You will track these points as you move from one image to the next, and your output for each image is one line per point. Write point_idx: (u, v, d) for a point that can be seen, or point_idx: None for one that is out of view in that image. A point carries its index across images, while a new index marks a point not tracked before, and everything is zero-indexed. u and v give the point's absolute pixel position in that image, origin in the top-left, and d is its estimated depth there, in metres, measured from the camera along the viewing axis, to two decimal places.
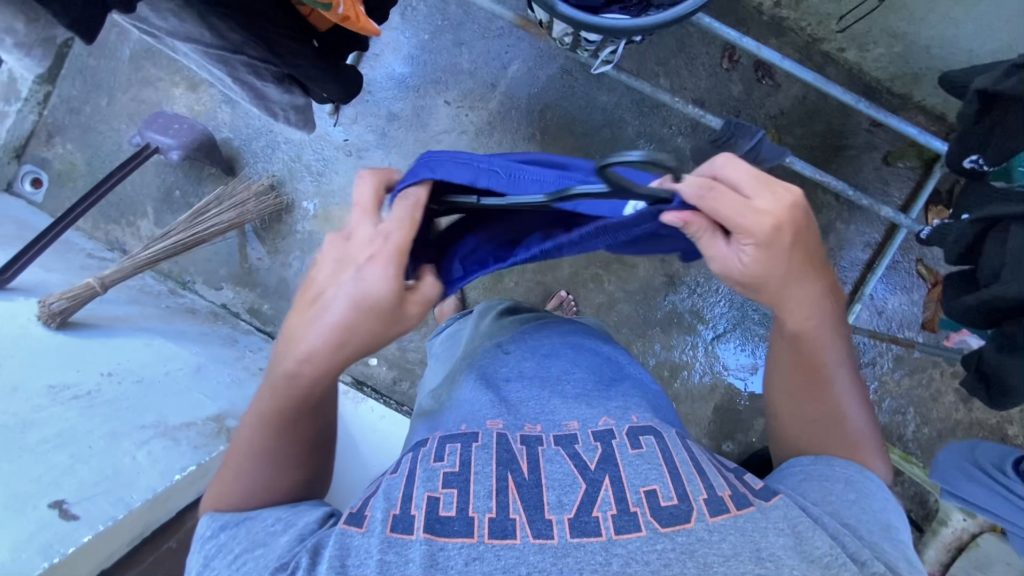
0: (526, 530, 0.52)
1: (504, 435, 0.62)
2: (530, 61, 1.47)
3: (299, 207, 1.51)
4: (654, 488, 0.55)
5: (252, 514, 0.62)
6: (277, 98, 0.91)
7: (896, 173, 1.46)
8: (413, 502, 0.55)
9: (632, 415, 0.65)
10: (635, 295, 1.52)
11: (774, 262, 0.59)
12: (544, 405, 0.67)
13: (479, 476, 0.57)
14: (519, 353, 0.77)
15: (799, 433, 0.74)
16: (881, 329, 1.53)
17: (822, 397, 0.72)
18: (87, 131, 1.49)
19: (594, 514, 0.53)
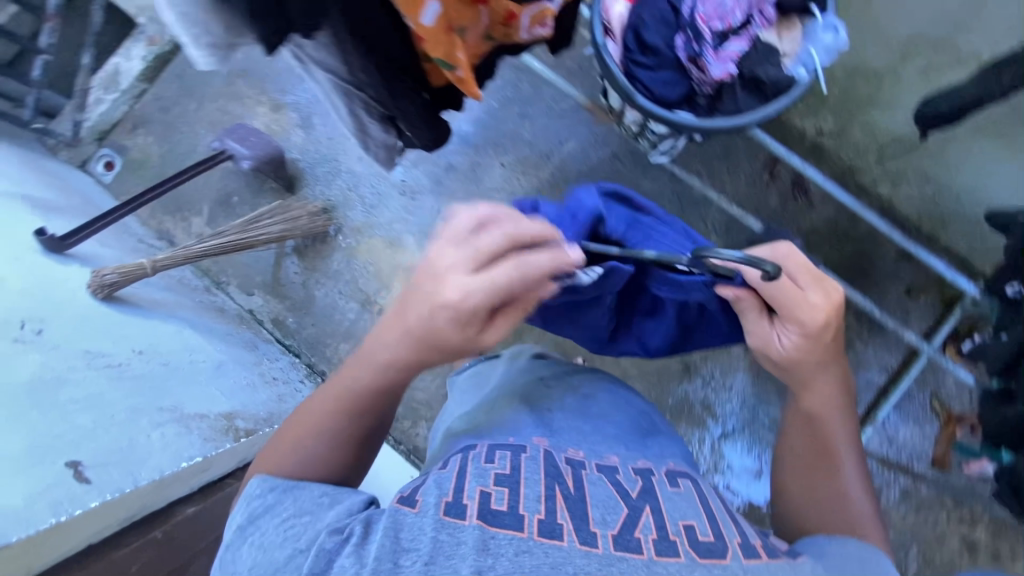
0: (573, 536, 0.60)
1: (551, 451, 0.73)
2: (586, 141, 1.58)
3: (344, 232, 1.58)
4: (691, 524, 0.65)
5: (302, 483, 0.69)
6: (375, 136, 0.95)
7: (919, 306, 1.50)
8: (466, 493, 0.63)
9: (666, 461, 0.79)
10: (650, 376, 1.54)
11: (807, 346, 0.74)
12: (585, 440, 0.79)
13: (529, 482, 0.66)
14: (560, 392, 0.89)
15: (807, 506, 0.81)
16: (891, 457, 1.51)
17: (830, 475, 0.80)
18: (169, 129, 1.60)
19: (636, 534, 0.62)
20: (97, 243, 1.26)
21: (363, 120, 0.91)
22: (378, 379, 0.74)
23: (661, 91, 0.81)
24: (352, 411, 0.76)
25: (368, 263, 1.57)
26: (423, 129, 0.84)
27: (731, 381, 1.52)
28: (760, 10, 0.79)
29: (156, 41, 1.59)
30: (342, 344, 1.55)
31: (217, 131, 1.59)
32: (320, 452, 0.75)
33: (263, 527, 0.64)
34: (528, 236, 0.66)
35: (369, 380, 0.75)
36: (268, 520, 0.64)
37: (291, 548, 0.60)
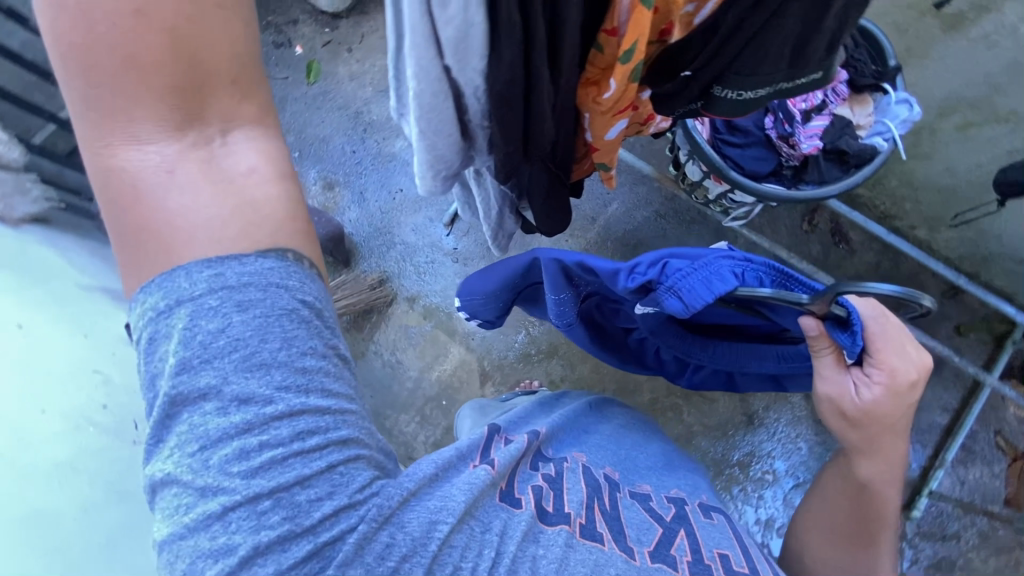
0: (614, 543, 0.60)
1: (590, 467, 0.72)
2: (629, 203, 1.64)
3: (400, 302, 1.60)
4: (727, 553, 0.65)
5: (277, 325, 0.50)
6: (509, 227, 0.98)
7: (969, 343, 1.54)
8: (519, 487, 0.63)
9: (701, 496, 0.78)
10: (714, 431, 1.53)
11: (887, 405, 0.66)
12: (622, 461, 0.79)
13: (572, 489, 0.66)
14: (597, 417, 0.89)
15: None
16: (964, 499, 1.50)
17: (866, 555, 0.81)
18: None
19: (671, 553, 0.62)
20: None
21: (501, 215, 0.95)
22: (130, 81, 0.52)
23: (753, 165, 0.87)
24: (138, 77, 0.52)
25: (425, 331, 1.59)
26: (551, 220, 0.81)
27: (796, 431, 1.51)
28: (834, 88, 0.87)
29: None
30: (402, 415, 1.55)
31: None
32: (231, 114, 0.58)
33: (249, 383, 0.49)
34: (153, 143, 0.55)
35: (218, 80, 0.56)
36: (245, 376, 0.49)
37: (295, 450, 0.50)
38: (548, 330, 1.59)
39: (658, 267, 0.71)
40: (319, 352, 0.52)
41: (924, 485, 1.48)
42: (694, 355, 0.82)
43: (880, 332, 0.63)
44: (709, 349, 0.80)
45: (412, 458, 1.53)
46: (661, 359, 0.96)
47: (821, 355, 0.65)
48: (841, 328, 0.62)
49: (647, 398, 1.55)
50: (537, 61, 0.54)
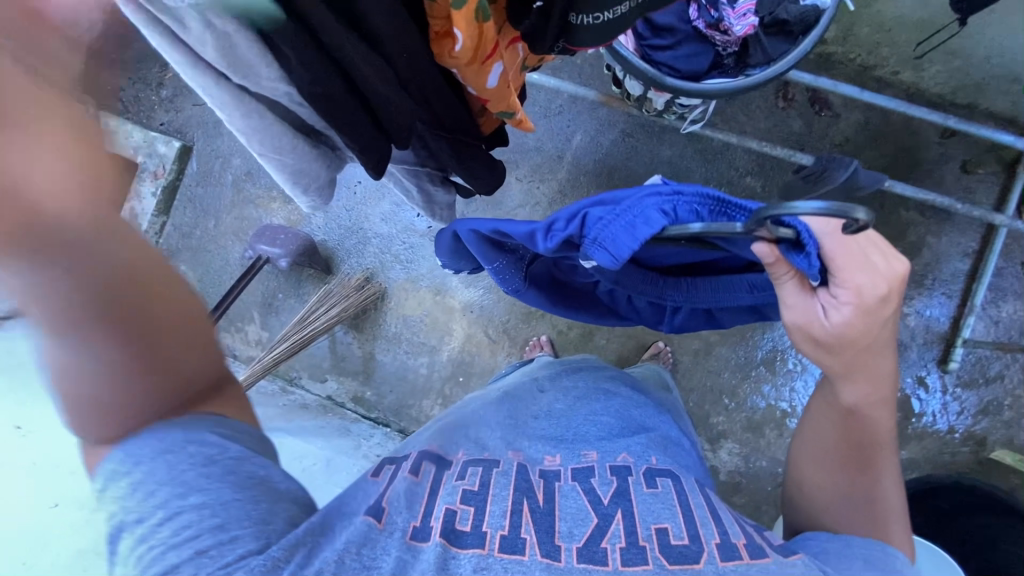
0: (535, 549, 0.59)
1: (524, 465, 0.70)
2: (592, 130, 1.56)
3: (392, 294, 1.58)
4: (666, 527, 0.62)
5: (173, 446, 0.57)
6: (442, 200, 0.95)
7: (979, 180, 1.45)
8: (432, 514, 0.62)
9: (652, 458, 0.73)
10: (732, 336, 1.50)
11: (865, 324, 0.63)
12: (567, 441, 0.77)
13: (497, 497, 0.65)
14: (551, 394, 0.88)
15: (834, 504, 0.77)
16: (1002, 339, 1.45)
17: (865, 479, 0.76)
18: (198, 253, 1.63)
19: (603, 545, 0.60)
20: None
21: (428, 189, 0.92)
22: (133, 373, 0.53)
23: (689, 65, 0.80)
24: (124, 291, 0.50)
25: (422, 316, 1.58)
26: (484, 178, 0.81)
27: None
28: None
29: (159, 173, 1.62)
30: (424, 401, 1.57)
31: (243, 239, 1.62)
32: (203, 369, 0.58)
33: (140, 502, 0.55)
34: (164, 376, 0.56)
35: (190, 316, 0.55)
36: (144, 496, 0.55)
37: (193, 550, 0.53)
38: None
39: (578, 222, 0.70)
40: (200, 462, 0.57)
41: (957, 335, 1.44)
42: (668, 297, 0.79)
43: (835, 251, 0.59)
44: (682, 288, 0.77)
45: None
46: (635, 307, 0.92)
47: (782, 282, 0.62)
48: (796, 250, 0.59)
49: None
50: (337, 41, 0.51)
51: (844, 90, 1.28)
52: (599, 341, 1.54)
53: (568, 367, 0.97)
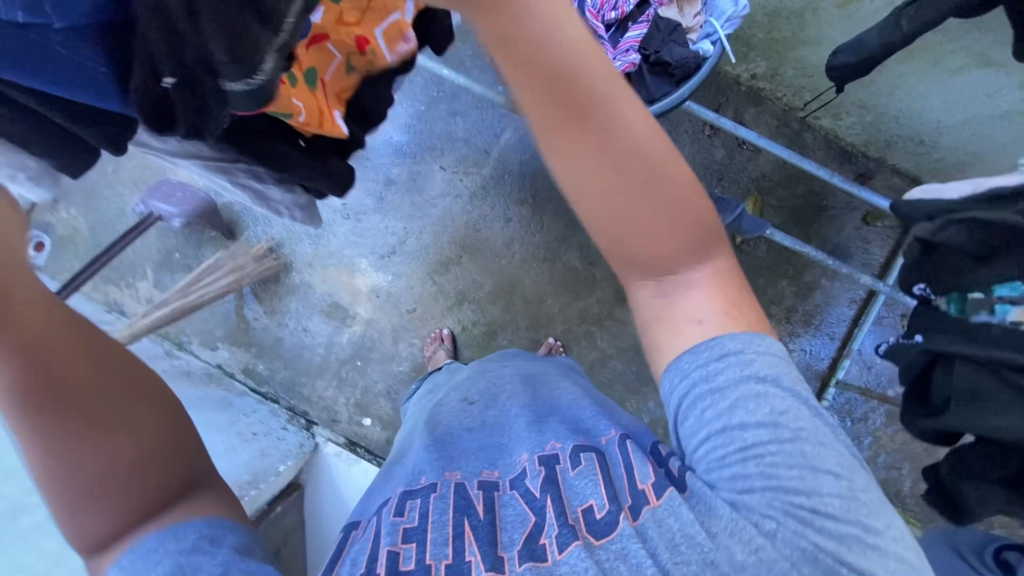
0: (481, 565, 0.57)
1: (461, 484, 0.65)
2: (522, 130, 1.53)
3: (298, 268, 1.54)
4: (590, 504, 0.60)
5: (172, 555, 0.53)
6: (278, 197, 0.89)
7: (876, 232, 1.50)
8: (377, 561, 0.57)
9: (577, 437, 0.68)
10: (628, 352, 1.53)
11: None
12: (495, 451, 0.71)
13: (437, 522, 0.60)
14: (483, 403, 0.80)
15: (640, 216, 0.54)
16: (871, 384, 1.54)
17: (627, 153, 0.53)
18: (91, 196, 1.53)
19: (541, 541, 0.58)
20: None
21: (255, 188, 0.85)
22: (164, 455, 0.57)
23: None
24: (47, 379, 0.53)
25: (327, 293, 1.54)
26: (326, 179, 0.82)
27: None
28: None
29: None
30: (318, 381, 1.54)
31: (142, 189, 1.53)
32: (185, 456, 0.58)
33: None
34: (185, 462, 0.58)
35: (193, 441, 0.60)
36: None
37: None
38: (453, 277, 1.54)
39: None
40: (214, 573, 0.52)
41: (832, 375, 1.52)
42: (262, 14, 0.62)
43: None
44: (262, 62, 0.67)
45: (335, 420, 1.53)
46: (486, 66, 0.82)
47: None
48: None
49: (560, 328, 1.54)
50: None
51: (741, 133, 1.26)
52: (502, 342, 1.54)
53: (477, 368, 0.91)
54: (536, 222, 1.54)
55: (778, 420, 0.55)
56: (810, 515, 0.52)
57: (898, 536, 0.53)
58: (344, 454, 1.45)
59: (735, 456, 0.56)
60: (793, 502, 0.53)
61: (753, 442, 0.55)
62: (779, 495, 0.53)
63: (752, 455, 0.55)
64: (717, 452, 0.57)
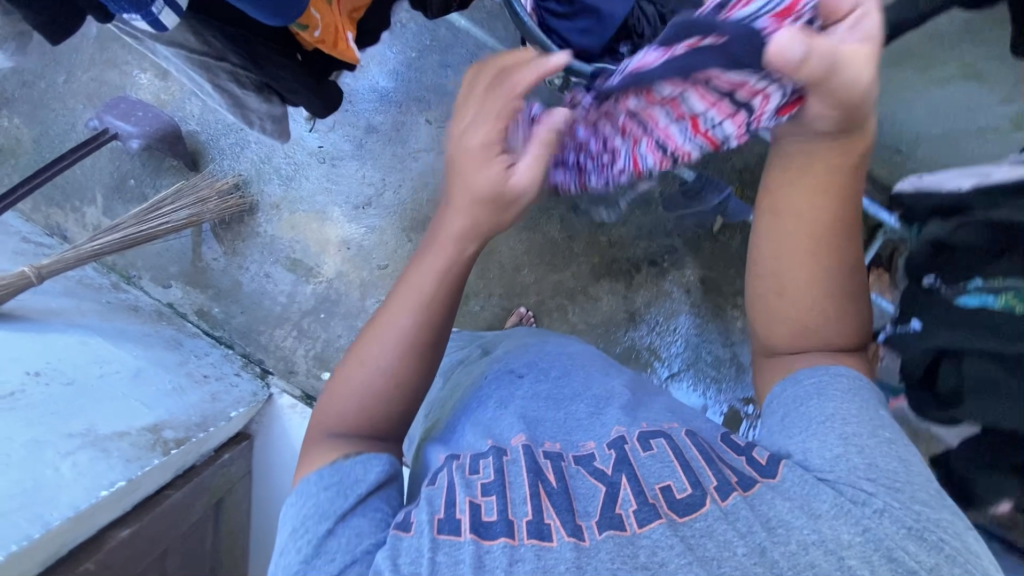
0: (561, 532, 0.53)
1: (529, 448, 0.63)
2: None
3: (264, 210, 1.46)
4: (668, 483, 0.57)
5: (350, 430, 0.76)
6: (256, 108, 0.85)
7: None
8: (458, 507, 0.56)
9: (641, 422, 0.67)
10: (597, 328, 1.54)
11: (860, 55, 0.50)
12: (561, 424, 0.69)
13: (514, 484, 0.58)
14: (533, 375, 0.78)
15: (829, 298, 0.66)
16: None
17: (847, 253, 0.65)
18: (37, 108, 1.40)
19: (617, 512, 0.54)
20: None
21: (236, 93, 0.81)
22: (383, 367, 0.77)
23: (581, 39, 0.88)
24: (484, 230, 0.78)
25: (295, 240, 1.47)
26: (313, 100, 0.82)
27: (674, 325, 1.54)
28: None
29: None
30: (277, 330, 1.47)
31: (95, 105, 1.40)
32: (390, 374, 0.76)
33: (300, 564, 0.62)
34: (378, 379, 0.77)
35: (403, 348, 0.76)
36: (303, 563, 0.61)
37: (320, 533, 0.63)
38: None
39: None
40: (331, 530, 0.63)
41: None
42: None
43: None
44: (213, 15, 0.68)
45: (292, 371, 1.45)
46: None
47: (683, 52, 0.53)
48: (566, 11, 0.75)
49: (533, 300, 1.53)
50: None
51: None
52: (473, 308, 1.52)
53: (531, 336, 0.91)
54: None
55: (872, 423, 0.59)
56: (910, 502, 0.53)
57: (980, 556, 0.51)
58: (299, 407, 1.35)
59: (836, 441, 0.58)
60: (895, 492, 0.54)
61: (853, 434, 0.58)
62: (880, 478, 0.55)
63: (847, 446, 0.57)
64: (819, 438, 0.59)
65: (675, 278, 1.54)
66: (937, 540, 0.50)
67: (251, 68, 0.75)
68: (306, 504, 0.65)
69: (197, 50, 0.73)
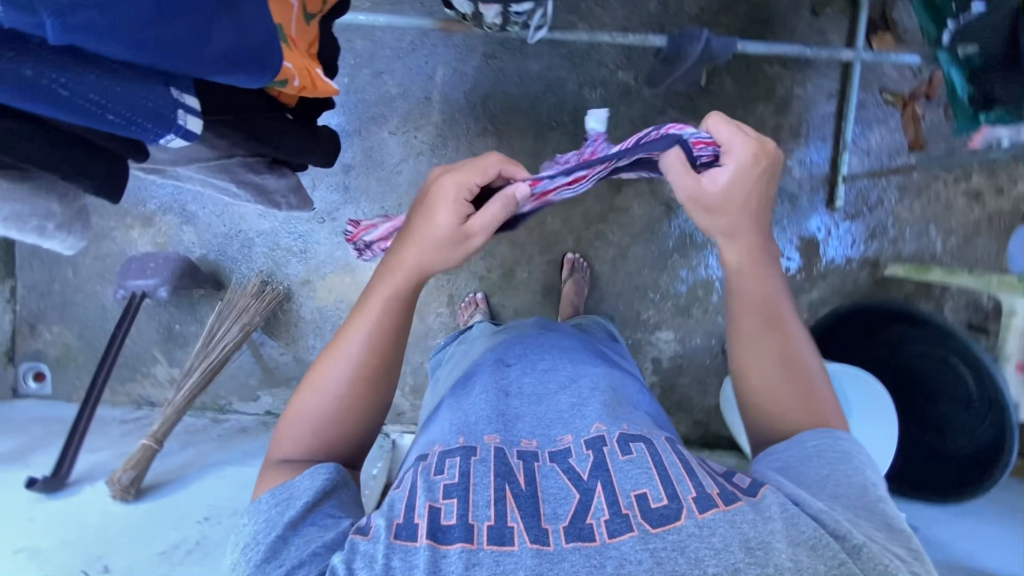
0: (524, 536, 0.55)
1: (501, 449, 0.65)
2: (453, 62, 1.45)
3: (297, 291, 1.49)
4: (644, 491, 0.58)
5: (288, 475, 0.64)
6: (275, 186, 0.89)
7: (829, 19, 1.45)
8: (416, 512, 0.58)
9: (623, 424, 0.67)
10: (643, 234, 1.52)
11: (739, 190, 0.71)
12: (540, 421, 0.71)
13: (478, 485, 0.60)
14: (519, 367, 0.81)
15: (785, 379, 0.72)
16: (875, 167, 1.55)
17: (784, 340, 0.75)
18: (66, 307, 1.46)
19: (587, 521, 0.56)
20: (88, 452, 1.21)
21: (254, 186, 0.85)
22: (326, 412, 0.68)
23: None
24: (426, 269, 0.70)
25: (339, 303, 1.50)
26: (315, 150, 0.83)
27: None
28: None
29: None
30: None
31: (111, 278, 1.46)
32: (355, 429, 0.70)
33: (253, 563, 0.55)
34: (322, 432, 0.68)
35: (342, 395, 0.68)
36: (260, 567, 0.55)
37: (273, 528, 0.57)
38: None
39: None
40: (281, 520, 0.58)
41: (837, 174, 1.53)
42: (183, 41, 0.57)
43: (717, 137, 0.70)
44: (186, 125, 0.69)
45: (400, 413, 1.54)
46: None
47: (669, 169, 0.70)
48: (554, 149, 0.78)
49: (572, 240, 1.52)
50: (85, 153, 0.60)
51: None
52: (523, 276, 1.53)
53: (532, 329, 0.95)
54: (506, 148, 1.50)
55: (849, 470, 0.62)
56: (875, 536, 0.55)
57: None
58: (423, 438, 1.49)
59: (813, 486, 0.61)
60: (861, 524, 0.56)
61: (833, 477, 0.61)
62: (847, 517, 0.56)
63: (829, 482, 0.61)
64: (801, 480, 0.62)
65: None
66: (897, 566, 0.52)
67: (255, 147, 0.76)
68: (256, 521, 0.58)
69: (210, 158, 0.75)
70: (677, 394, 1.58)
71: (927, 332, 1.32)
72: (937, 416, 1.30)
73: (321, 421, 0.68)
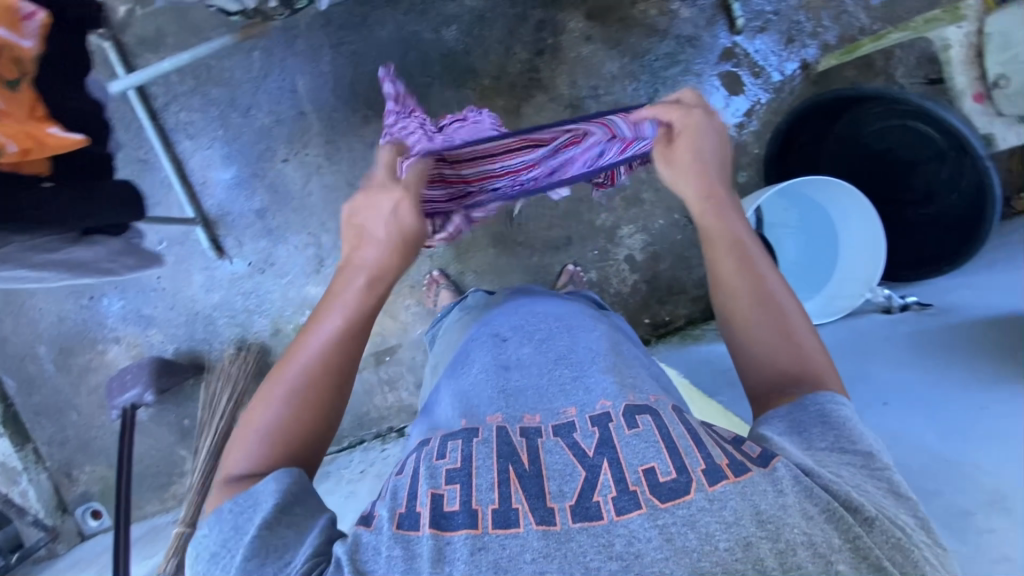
0: (529, 519, 0.54)
1: (505, 428, 0.64)
2: (308, 68, 1.43)
3: (274, 344, 1.53)
4: (652, 466, 0.55)
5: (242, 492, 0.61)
6: (93, 256, 0.90)
7: None
8: (419, 500, 0.58)
9: (627, 395, 0.65)
10: None
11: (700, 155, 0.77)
12: (543, 395, 0.69)
13: (481, 469, 0.59)
14: (516, 338, 0.78)
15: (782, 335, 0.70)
16: None
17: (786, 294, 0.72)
18: (88, 445, 1.54)
19: (594, 499, 0.54)
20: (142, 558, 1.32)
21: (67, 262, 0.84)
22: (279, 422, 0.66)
23: None
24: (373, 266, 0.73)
25: None
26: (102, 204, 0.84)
27: (609, 73, 1.46)
28: None
29: None
30: (376, 398, 1.56)
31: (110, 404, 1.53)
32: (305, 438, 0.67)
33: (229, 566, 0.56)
34: (277, 443, 0.65)
35: (299, 402, 0.67)
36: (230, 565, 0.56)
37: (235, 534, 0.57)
38: None
39: None
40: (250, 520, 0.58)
41: None
42: None
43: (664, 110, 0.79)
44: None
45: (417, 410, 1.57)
46: None
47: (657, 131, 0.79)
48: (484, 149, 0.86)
49: None
50: None
51: None
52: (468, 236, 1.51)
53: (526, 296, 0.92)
54: None
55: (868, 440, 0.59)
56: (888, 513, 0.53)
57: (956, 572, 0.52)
58: None
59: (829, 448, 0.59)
60: (877, 502, 0.54)
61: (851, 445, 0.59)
62: (862, 491, 0.54)
63: (835, 453, 0.58)
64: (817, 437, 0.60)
65: (569, 40, 1.45)
66: (911, 542, 0.52)
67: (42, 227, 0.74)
68: (219, 531, 0.58)
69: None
70: (665, 281, 1.53)
71: (876, 107, 1.24)
72: (922, 184, 1.21)
73: (274, 433, 0.65)
